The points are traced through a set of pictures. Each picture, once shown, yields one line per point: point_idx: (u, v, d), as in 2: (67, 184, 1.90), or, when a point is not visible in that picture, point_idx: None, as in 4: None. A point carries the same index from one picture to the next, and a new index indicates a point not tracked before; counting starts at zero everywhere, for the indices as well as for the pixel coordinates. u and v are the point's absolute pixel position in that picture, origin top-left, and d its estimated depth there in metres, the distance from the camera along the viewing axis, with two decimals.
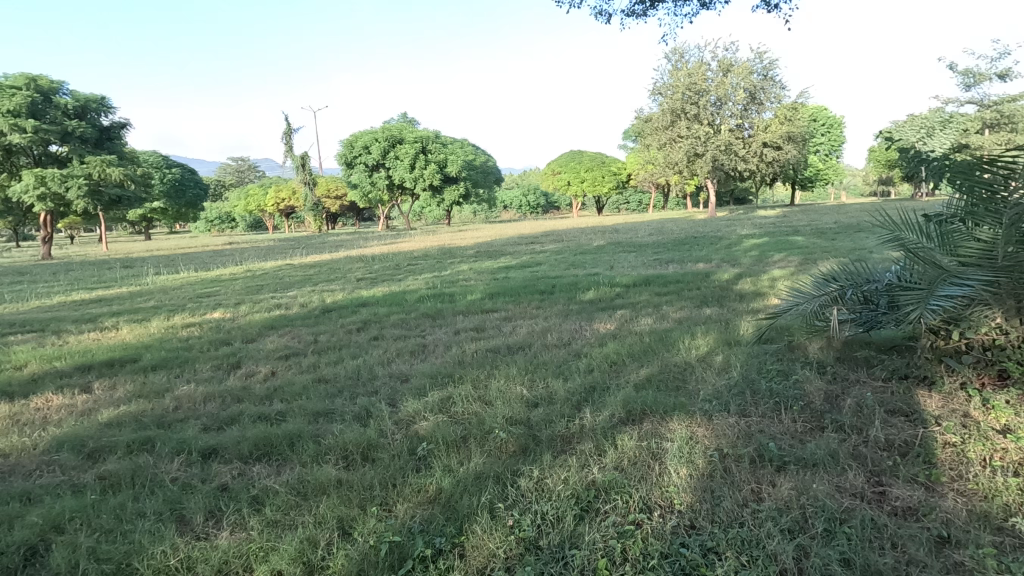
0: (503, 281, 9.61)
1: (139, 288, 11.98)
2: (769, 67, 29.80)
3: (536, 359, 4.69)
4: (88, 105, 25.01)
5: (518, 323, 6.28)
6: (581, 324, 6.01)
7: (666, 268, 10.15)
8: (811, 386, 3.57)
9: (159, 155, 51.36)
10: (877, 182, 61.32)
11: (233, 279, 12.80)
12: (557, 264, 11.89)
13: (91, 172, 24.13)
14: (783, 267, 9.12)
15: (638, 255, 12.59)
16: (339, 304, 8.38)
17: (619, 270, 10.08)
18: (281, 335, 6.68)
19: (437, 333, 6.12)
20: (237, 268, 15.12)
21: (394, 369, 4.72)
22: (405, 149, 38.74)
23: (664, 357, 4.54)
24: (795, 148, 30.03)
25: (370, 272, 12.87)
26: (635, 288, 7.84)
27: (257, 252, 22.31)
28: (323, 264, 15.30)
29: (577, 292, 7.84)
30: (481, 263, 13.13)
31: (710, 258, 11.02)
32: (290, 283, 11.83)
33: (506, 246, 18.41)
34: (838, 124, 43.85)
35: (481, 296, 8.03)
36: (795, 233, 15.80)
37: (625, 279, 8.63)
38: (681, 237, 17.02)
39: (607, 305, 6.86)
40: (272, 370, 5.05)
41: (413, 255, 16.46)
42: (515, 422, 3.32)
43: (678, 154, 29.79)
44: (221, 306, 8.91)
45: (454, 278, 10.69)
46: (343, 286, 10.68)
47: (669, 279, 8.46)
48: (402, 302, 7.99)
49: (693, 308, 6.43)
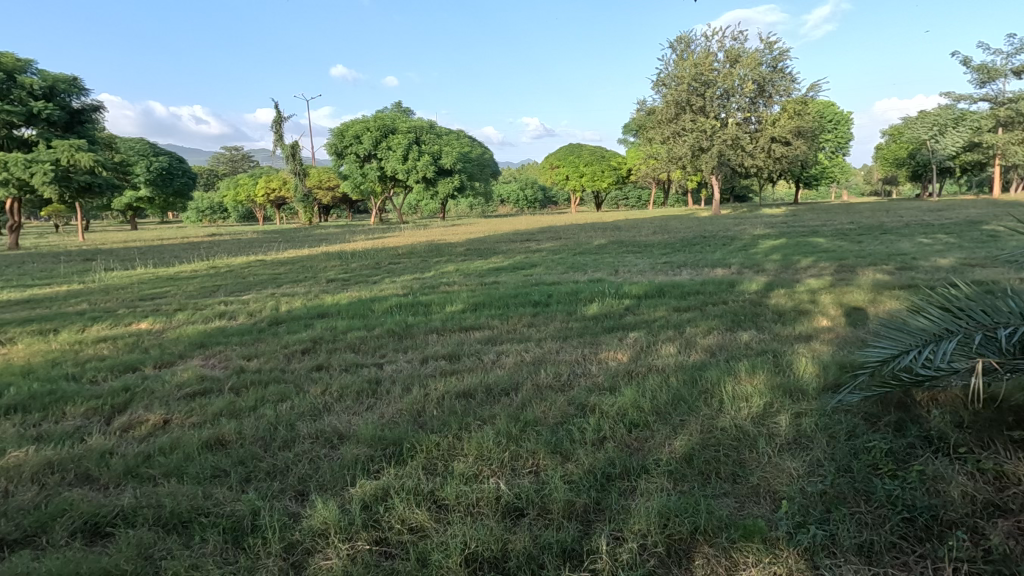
0: (492, 287, 8.25)
1: (81, 287, 10.52)
2: (779, 58, 28.47)
3: (522, 414, 3.35)
4: (57, 86, 23.37)
5: (505, 348, 4.92)
6: (585, 353, 4.66)
7: (680, 273, 8.82)
8: (953, 491, 2.26)
9: (146, 142, 48.96)
10: (881, 180, 60.06)
11: (190, 277, 11.38)
12: (554, 266, 10.51)
13: (59, 158, 22.60)
14: (817, 276, 7.84)
15: (645, 257, 11.27)
16: (294, 313, 6.99)
17: (626, 276, 8.71)
18: (206, 358, 5.27)
19: (400, 361, 4.76)
20: (201, 264, 13.65)
21: (324, 425, 3.37)
22: (398, 139, 37.33)
23: (703, 417, 3.23)
24: (805, 143, 28.71)
25: (345, 272, 11.46)
26: (649, 301, 6.50)
27: (235, 245, 20.88)
28: (298, 261, 13.86)
29: (579, 305, 6.49)
30: (470, 264, 11.74)
31: (729, 263, 9.67)
32: (252, 283, 10.41)
33: (499, 243, 17.00)
34: (846, 121, 42.53)
35: (462, 308, 6.68)
36: (814, 234, 14.46)
37: (635, 288, 7.31)
38: (688, 237, 15.65)
39: (616, 326, 5.51)
40: (163, 421, 3.70)
41: (398, 252, 15.04)
42: (483, 561, 2.01)
43: (682, 149, 28.54)
44: (155, 313, 7.48)
45: (437, 281, 9.30)
46: (310, 289, 9.28)
47: (688, 289, 7.12)
48: (367, 314, 6.64)
49: (725, 333, 5.09)
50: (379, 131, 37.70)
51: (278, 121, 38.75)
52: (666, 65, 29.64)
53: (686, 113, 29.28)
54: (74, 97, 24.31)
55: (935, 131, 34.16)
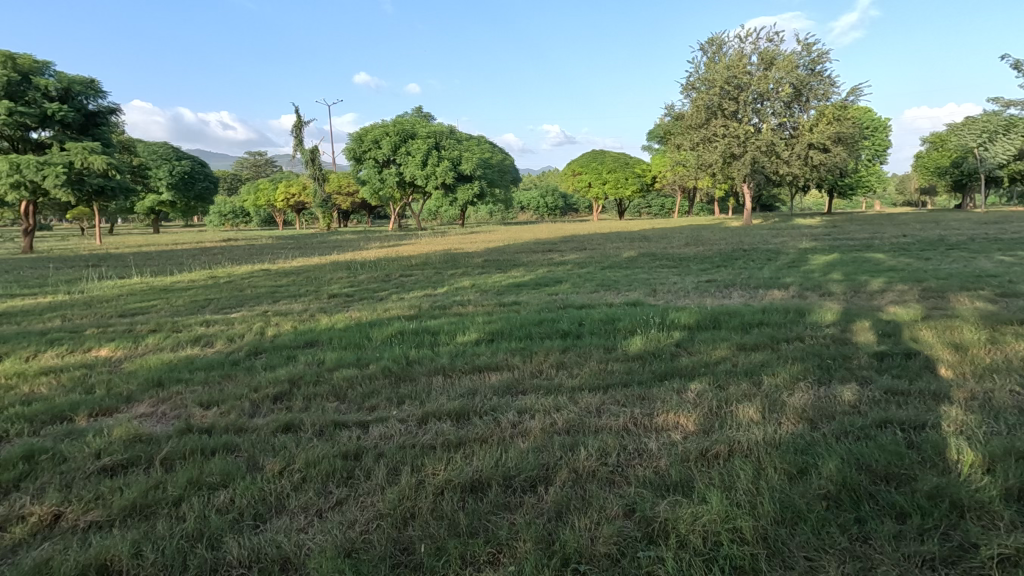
0: (512, 310, 7.12)
1: (66, 298, 9.71)
2: (817, 60, 26.99)
3: (559, 540, 2.24)
4: (72, 88, 22.93)
5: (529, 403, 3.81)
6: (635, 416, 3.53)
7: (731, 297, 7.58)
8: None
9: (169, 147, 49.16)
10: (919, 190, 57.56)
11: (185, 290, 10.52)
12: (581, 283, 9.38)
13: (72, 160, 22.18)
14: (898, 304, 6.58)
15: (683, 274, 10.06)
16: (280, 341, 5.94)
17: (668, 299, 7.51)
18: (156, 405, 4.21)
19: (392, 420, 3.66)
20: (201, 273, 12.79)
21: (266, 543, 2.30)
22: (418, 144, 36.61)
23: (842, 557, 2.07)
24: (845, 150, 27.08)
25: (350, 286, 10.46)
26: (704, 334, 5.34)
27: (246, 252, 20.20)
28: (304, 272, 12.93)
29: (617, 338, 5.32)
30: (487, 278, 10.65)
31: (785, 284, 8.40)
32: (248, 298, 9.47)
33: (519, 253, 15.91)
34: (884, 128, 40.62)
35: (476, 338, 5.58)
36: (868, 249, 13.05)
37: (683, 314, 6.12)
38: (727, 249, 14.35)
39: (670, 373, 4.36)
40: (53, 516, 2.65)
41: (411, 262, 14.04)
42: None
43: (713, 155, 27.22)
44: (126, 335, 6.53)
45: (449, 300, 8.21)
46: (307, 307, 8.26)
47: (748, 319, 5.91)
48: (364, 343, 5.59)
49: (816, 387, 3.89)
50: (398, 136, 37.08)
51: (297, 126, 38.29)
52: (696, 68, 28.36)
53: (716, 118, 27.95)
54: (91, 99, 23.90)
55: (983, 138, 32.19)
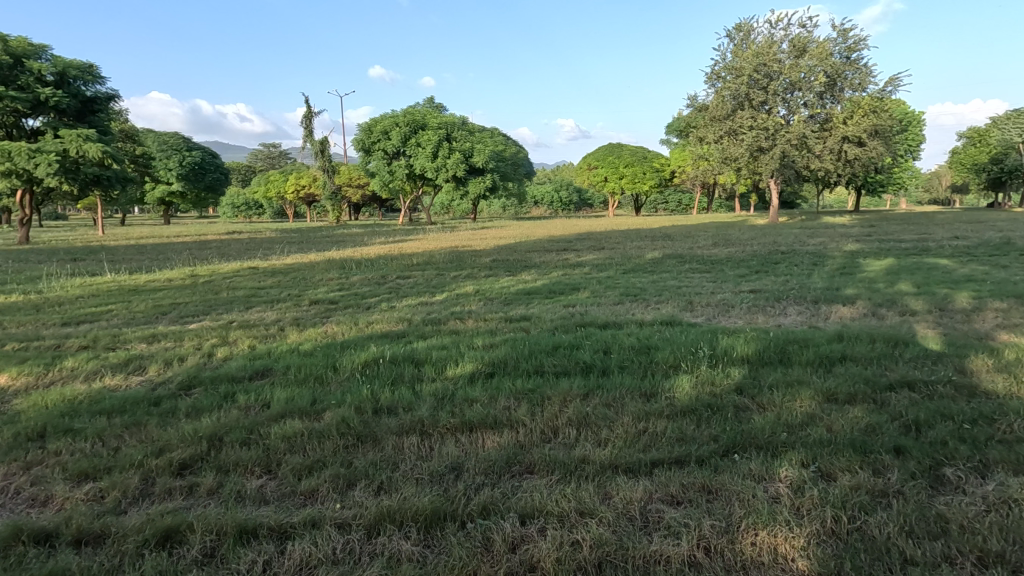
0: (521, 327, 5.84)
1: (16, 300, 8.55)
2: (853, 47, 25.22)
3: None
4: (68, 72, 21.91)
5: (537, 499, 2.52)
6: (705, 537, 2.25)
7: (789, 315, 6.19)
8: None
9: (179, 137, 48.41)
10: (951, 186, 54.96)
11: (156, 292, 9.34)
12: (603, 292, 8.05)
13: (67, 148, 21.17)
14: (1013, 331, 5.16)
15: (721, 282, 8.67)
16: (223, 368, 4.69)
17: (711, 317, 6.15)
18: (10, 479, 2.97)
19: (328, 528, 2.39)
20: (182, 271, 11.62)
21: None
22: (428, 136, 35.34)
23: None
24: (882, 144, 25.32)
25: (339, 289, 9.24)
26: (772, 376, 4.03)
27: (244, 246, 19.14)
28: (293, 272, 11.72)
29: (656, 378, 4.03)
30: (494, 283, 9.31)
31: (850, 297, 6.99)
32: (219, 303, 8.27)
33: (531, 252, 14.61)
34: (917, 122, 38.55)
35: (472, 372, 4.31)
36: (924, 252, 11.54)
37: (741, 341, 4.76)
38: (762, 251, 12.91)
39: (740, 444, 3.07)
40: None
41: (412, 261, 12.79)
42: None
43: (739, 149, 25.67)
44: (44, 355, 5.29)
45: (446, 311, 6.96)
46: (280, 317, 7.02)
47: (826, 350, 4.56)
48: (327, 378, 4.32)
49: (977, 482, 2.56)
50: (409, 127, 35.89)
51: (306, 116, 37.20)
52: (722, 55, 26.71)
53: (743, 109, 26.32)
54: (88, 84, 22.82)
55: None
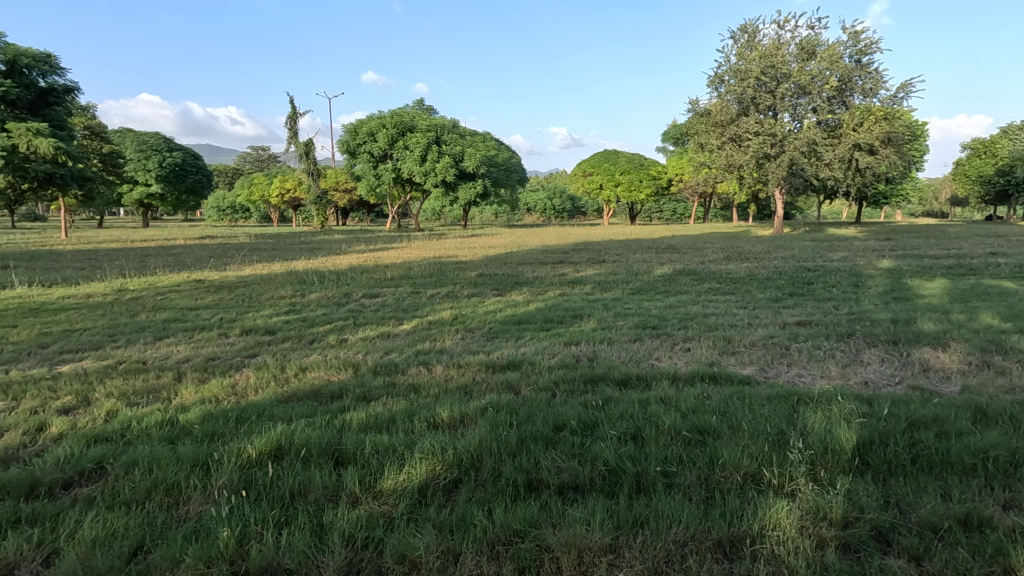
0: (506, 381, 4.15)
1: None
2: (865, 50, 23.89)
3: None
4: (19, 61, 19.99)
5: None
6: None
7: (871, 365, 4.54)
8: None
9: (159, 138, 46.43)
10: (950, 198, 53.95)
11: (57, 313, 7.52)
12: (615, 322, 6.36)
13: (15, 143, 19.28)
14: None
15: (756, 310, 7.05)
16: (34, 462, 2.94)
17: (770, 368, 4.48)
18: None
19: None
20: (111, 285, 9.82)
21: None
22: (416, 138, 33.63)
23: None
24: (896, 152, 23.94)
25: (287, 313, 7.50)
26: (927, 500, 2.39)
27: (209, 253, 17.38)
28: (242, 286, 9.98)
29: (731, 510, 2.36)
30: (477, 306, 7.62)
31: (937, 337, 5.35)
32: (126, 331, 6.48)
33: (524, 265, 12.98)
34: (922, 132, 37.44)
35: (424, 483, 2.63)
36: (975, 272, 10.01)
37: (842, 423, 3.09)
38: (785, 268, 11.34)
39: None
40: None
41: (386, 275, 11.08)
42: None
43: (744, 156, 24.30)
44: None
45: (409, 350, 5.24)
46: (188, 356, 5.28)
47: (982, 443, 2.91)
48: (181, 494, 2.60)
49: None
50: (396, 128, 34.20)
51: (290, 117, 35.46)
52: (727, 57, 25.34)
53: (748, 114, 25.07)
54: (45, 75, 20.93)
55: None
